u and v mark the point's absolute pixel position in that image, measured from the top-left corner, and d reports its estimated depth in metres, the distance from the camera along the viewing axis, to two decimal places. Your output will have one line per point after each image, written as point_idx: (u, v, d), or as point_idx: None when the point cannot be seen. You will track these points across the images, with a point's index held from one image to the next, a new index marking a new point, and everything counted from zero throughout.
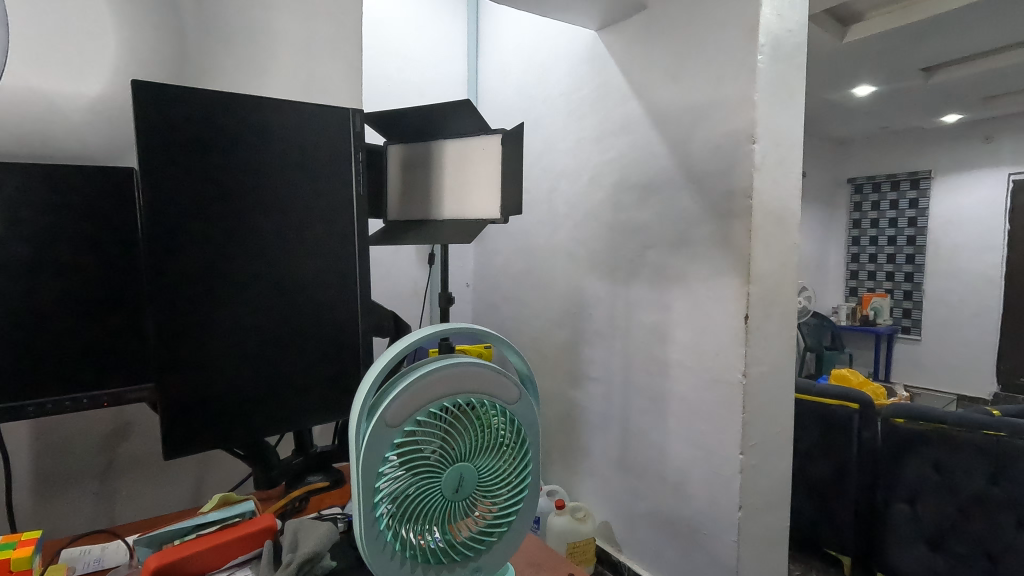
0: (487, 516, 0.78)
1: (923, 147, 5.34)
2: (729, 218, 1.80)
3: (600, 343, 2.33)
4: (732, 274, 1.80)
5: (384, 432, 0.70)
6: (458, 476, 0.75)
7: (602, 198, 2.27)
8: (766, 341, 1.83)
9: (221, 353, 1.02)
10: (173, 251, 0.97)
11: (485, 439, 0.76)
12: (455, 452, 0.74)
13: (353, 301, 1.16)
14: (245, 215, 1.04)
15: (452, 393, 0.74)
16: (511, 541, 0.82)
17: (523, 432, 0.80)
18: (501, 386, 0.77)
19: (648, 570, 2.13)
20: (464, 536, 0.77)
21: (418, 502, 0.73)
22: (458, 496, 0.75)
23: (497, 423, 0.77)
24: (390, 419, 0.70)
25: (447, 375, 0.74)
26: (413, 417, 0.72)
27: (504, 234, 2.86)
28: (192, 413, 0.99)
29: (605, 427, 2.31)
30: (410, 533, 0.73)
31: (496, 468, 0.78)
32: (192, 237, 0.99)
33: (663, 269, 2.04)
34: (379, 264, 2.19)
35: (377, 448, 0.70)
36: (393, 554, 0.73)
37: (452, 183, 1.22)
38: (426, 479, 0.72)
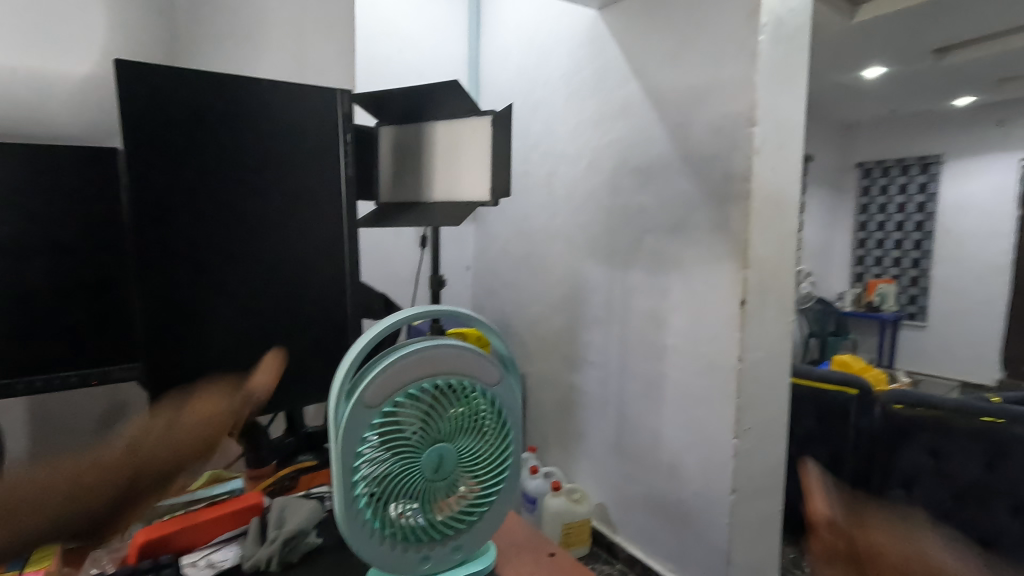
0: (467, 496, 0.79)
1: (933, 131, 5.25)
2: (727, 203, 1.79)
3: (597, 327, 2.32)
4: (729, 259, 1.79)
5: (363, 412, 0.71)
6: (438, 457, 0.75)
7: (601, 182, 2.25)
8: (763, 326, 1.82)
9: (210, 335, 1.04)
10: (160, 233, 0.98)
11: (466, 420, 0.77)
12: (435, 433, 0.75)
13: (343, 284, 1.16)
14: (232, 198, 1.05)
15: (433, 374, 0.74)
16: (493, 520, 0.83)
17: (504, 414, 0.81)
18: (482, 368, 0.78)
19: (642, 551, 2.15)
20: (445, 516, 0.78)
21: (397, 482, 0.74)
22: (438, 476, 0.76)
23: (477, 404, 0.78)
24: (369, 400, 0.71)
25: (427, 357, 0.74)
26: (392, 398, 0.73)
27: (503, 218, 2.85)
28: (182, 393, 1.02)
29: (602, 411, 2.32)
30: (389, 512, 0.74)
31: (477, 449, 0.78)
32: (181, 220, 1.00)
33: (661, 253, 2.03)
34: (376, 247, 2.18)
35: (356, 428, 0.71)
36: (373, 532, 0.73)
37: (443, 165, 1.21)
38: (405, 459, 0.73)
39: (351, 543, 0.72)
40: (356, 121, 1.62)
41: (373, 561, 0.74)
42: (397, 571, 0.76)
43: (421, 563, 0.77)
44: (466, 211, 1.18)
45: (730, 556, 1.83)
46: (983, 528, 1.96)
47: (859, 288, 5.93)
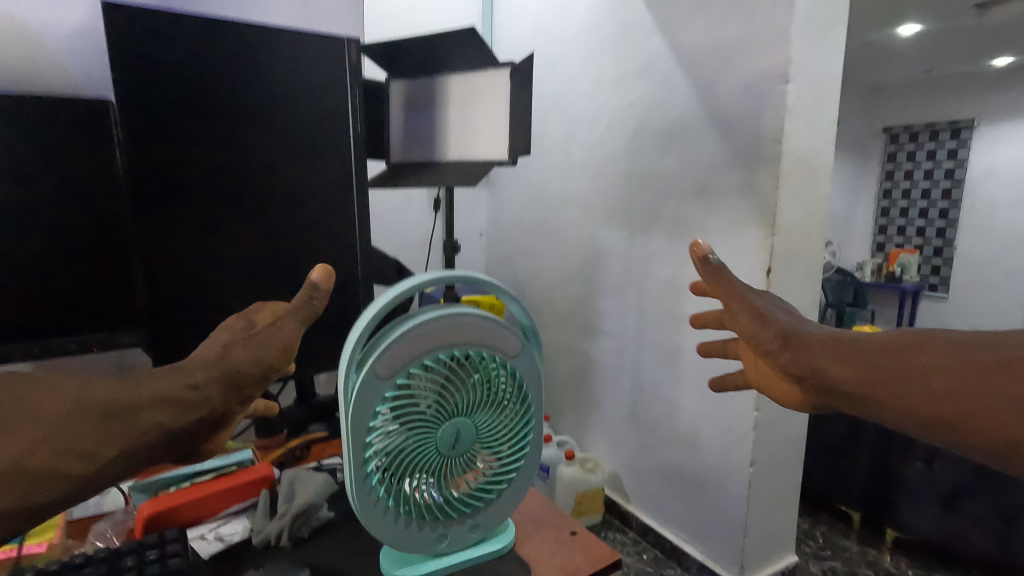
0: (485, 473, 0.75)
1: (968, 93, 5.00)
2: (756, 166, 1.69)
3: (614, 295, 2.26)
4: (756, 225, 1.71)
5: (375, 384, 0.66)
6: (455, 432, 0.71)
7: (620, 144, 2.16)
8: (789, 296, 1.75)
9: (214, 301, 1.00)
10: (158, 195, 0.94)
11: (484, 393, 0.72)
12: (452, 407, 0.70)
13: (353, 249, 1.11)
14: (233, 155, 0.99)
15: (449, 345, 0.69)
16: (511, 498, 0.79)
17: (525, 387, 0.76)
18: (502, 338, 0.73)
19: (655, 521, 2.14)
20: (462, 493, 0.74)
21: (412, 458, 0.69)
22: (455, 452, 0.72)
23: (496, 376, 0.73)
24: (381, 371, 0.66)
25: (444, 326, 0.69)
26: (406, 369, 0.68)
27: (516, 183, 2.77)
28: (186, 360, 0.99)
29: (617, 381, 2.28)
30: (404, 488, 0.70)
31: (496, 423, 0.74)
32: (179, 179, 0.95)
33: (682, 220, 1.95)
34: (387, 212, 2.12)
35: (368, 401, 0.67)
36: (387, 510, 0.70)
37: (457, 122, 1.13)
38: (420, 434, 0.69)
39: (364, 522, 0.69)
40: (364, 77, 1.54)
41: (386, 538, 0.71)
42: (411, 550, 0.72)
43: (436, 542, 0.74)
44: (483, 172, 1.11)
45: (747, 528, 1.81)
46: (1007, 504, 1.92)
47: (880, 258, 5.78)
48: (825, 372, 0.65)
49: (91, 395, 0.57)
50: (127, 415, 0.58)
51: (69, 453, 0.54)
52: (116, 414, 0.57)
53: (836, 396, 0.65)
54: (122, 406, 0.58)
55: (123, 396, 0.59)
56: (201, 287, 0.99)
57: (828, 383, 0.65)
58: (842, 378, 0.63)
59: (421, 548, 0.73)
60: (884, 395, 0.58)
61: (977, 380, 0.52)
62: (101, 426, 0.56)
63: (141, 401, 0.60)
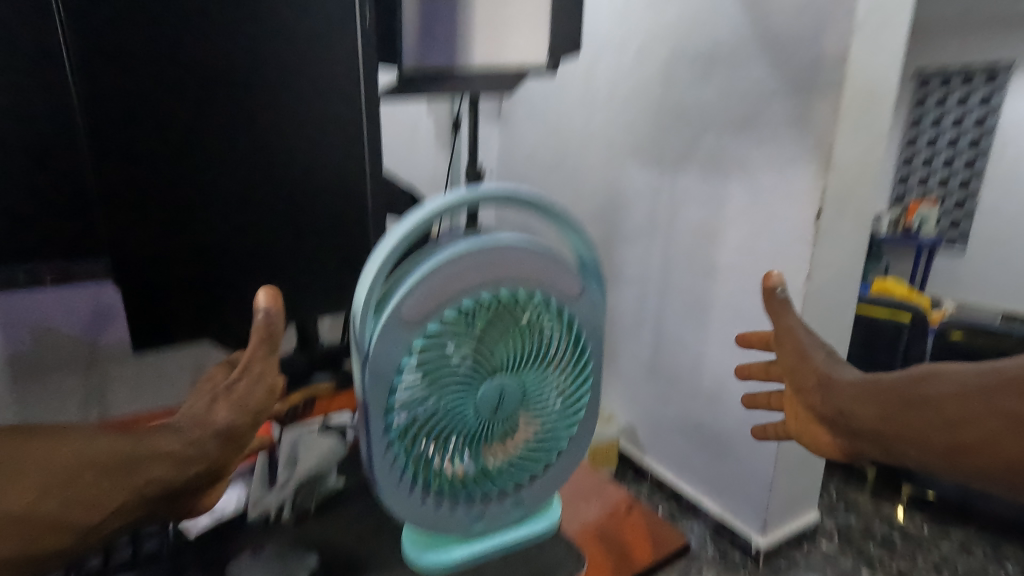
0: (529, 440, 0.63)
1: (1011, 32, 4.64)
2: (812, 95, 1.49)
3: (637, 241, 2.10)
4: (807, 162, 1.53)
5: (400, 330, 0.53)
6: (496, 392, 0.58)
7: (651, 72, 1.94)
8: (837, 242, 1.59)
9: (192, 242, 0.85)
10: (116, 112, 0.77)
11: (532, 345, 0.59)
12: (494, 361, 0.57)
13: (363, 173, 0.95)
14: (206, 64, 0.81)
15: (493, 284, 0.56)
16: (558, 469, 0.68)
17: (580, 337, 0.63)
18: (555, 277, 0.59)
19: (672, 475, 2.07)
20: (501, 463, 0.62)
21: (445, 423, 0.57)
22: (496, 418, 0.59)
23: (547, 324, 0.60)
24: (408, 315, 0.53)
25: (487, 258, 0.55)
26: (439, 313, 0.54)
27: (530, 117, 2.54)
28: (160, 308, 0.86)
29: (637, 331, 2.16)
30: (434, 459, 0.58)
31: (543, 381, 0.62)
32: (142, 94, 0.78)
33: (720, 157, 1.76)
34: (393, 148, 1.91)
35: (391, 353, 0.53)
36: (411, 483, 0.58)
37: (487, 18, 0.98)
38: (455, 395, 0.56)
39: (385, 497, 0.57)
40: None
41: (409, 517, 0.59)
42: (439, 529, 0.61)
43: (468, 520, 0.63)
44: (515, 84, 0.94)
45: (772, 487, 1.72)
46: None
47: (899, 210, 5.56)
48: (857, 416, 0.61)
49: (95, 447, 0.50)
50: (133, 473, 0.52)
51: (74, 507, 0.48)
52: (122, 474, 0.51)
53: (862, 444, 0.61)
54: (126, 460, 0.51)
55: (126, 448, 0.52)
56: (177, 228, 0.84)
57: (861, 432, 0.61)
58: (869, 424, 0.60)
59: (451, 527, 0.62)
60: (911, 442, 0.55)
61: (986, 423, 0.50)
62: (104, 486, 0.50)
63: (142, 457, 0.53)
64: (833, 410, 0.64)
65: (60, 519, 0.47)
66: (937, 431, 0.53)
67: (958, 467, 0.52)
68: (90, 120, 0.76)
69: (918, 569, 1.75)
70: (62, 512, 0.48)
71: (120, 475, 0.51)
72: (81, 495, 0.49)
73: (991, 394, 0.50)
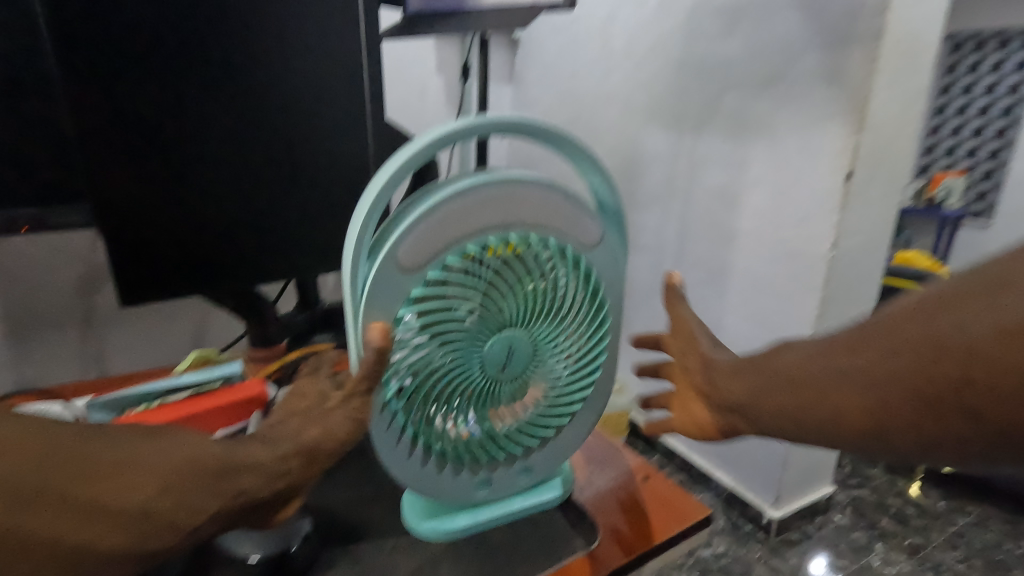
0: (538, 398, 0.63)
1: None
2: (848, 47, 1.39)
3: (652, 206, 2.02)
4: (838, 120, 1.43)
5: (401, 278, 0.51)
6: (504, 347, 0.58)
7: (673, 23, 1.82)
8: (866, 206, 1.51)
9: (189, 204, 0.82)
10: (94, 73, 0.73)
11: (541, 297, 0.58)
12: (501, 314, 0.56)
13: (366, 123, 0.90)
14: (183, 14, 0.76)
15: (502, 228, 0.54)
16: (569, 436, 0.68)
17: (596, 288, 0.61)
18: (570, 221, 0.58)
19: (683, 446, 2.03)
20: (507, 421, 0.62)
21: (449, 379, 0.56)
22: (505, 376, 0.59)
23: (558, 276, 0.58)
24: (404, 260, 0.51)
25: (490, 198, 0.53)
26: (440, 260, 0.53)
27: (542, 77, 2.43)
28: (159, 274, 0.83)
29: (650, 300, 2.10)
30: (438, 417, 0.58)
31: (553, 336, 0.60)
32: (119, 49, 0.74)
33: (743, 116, 1.66)
34: (401, 108, 1.81)
35: (389, 304, 0.52)
36: (416, 449, 0.59)
37: None
38: (461, 354, 0.56)
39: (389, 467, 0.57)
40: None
41: (413, 485, 0.60)
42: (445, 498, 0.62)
43: (475, 488, 0.64)
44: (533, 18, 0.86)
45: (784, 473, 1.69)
46: None
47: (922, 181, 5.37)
48: (729, 395, 0.65)
49: (201, 454, 0.55)
50: (211, 486, 0.53)
51: (180, 510, 0.52)
52: (199, 489, 0.53)
53: (760, 426, 0.61)
54: (224, 469, 0.55)
55: (227, 457, 0.55)
56: (171, 190, 0.81)
57: (755, 417, 0.61)
58: (771, 407, 0.60)
59: (456, 496, 0.63)
60: (811, 420, 0.56)
61: (875, 383, 0.51)
62: (184, 495, 0.52)
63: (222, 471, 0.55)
64: (731, 401, 0.65)
65: (143, 525, 0.50)
66: (837, 399, 0.53)
67: (865, 436, 0.51)
68: (68, 81, 0.72)
69: (932, 545, 1.73)
70: (144, 517, 0.50)
71: (196, 489, 0.53)
72: (163, 503, 0.51)
73: (860, 354, 0.53)
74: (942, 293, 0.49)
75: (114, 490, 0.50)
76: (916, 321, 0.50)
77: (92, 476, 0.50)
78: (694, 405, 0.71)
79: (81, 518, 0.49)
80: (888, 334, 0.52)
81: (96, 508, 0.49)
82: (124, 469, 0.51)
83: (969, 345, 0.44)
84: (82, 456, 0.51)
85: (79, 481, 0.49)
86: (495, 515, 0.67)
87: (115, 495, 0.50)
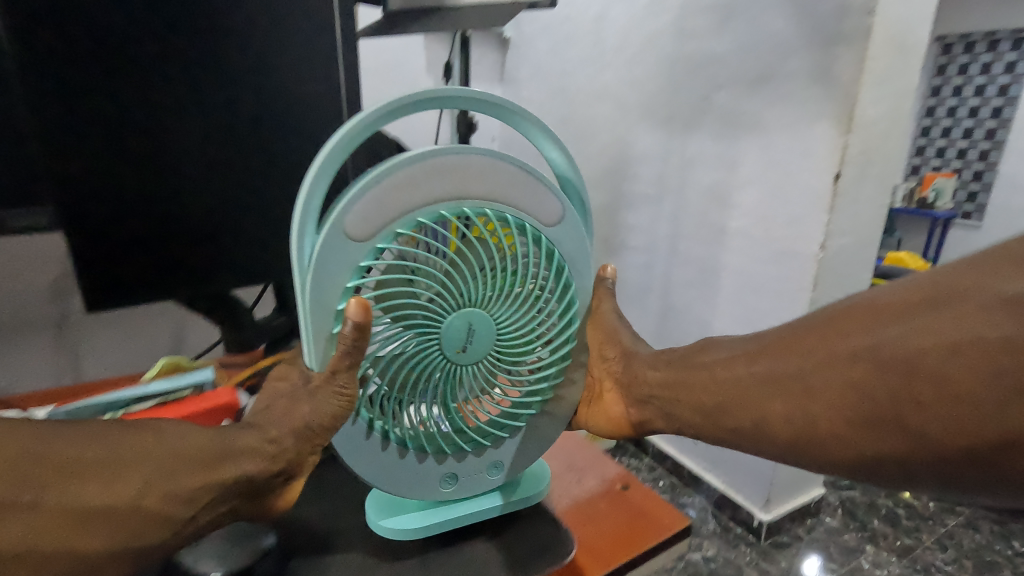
0: (503, 374, 0.73)
1: None
2: (837, 46, 1.38)
3: (644, 206, 2.01)
4: (827, 120, 1.42)
5: (347, 246, 0.59)
6: (464, 327, 0.67)
7: (663, 22, 1.81)
8: (856, 206, 1.50)
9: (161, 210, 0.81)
10: (60, 79, 0.71)
11: (498, 281, 0.68)
12: (459, 297, 0.66)
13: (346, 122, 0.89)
14: (152, 9, 0.75)
15: (455, 201, 0.63)
16: (542, 430, 0.77)
17: (559, 262, 0.72)
18: (527, 194, 0.67)
19: (673, 448, 2.02)
20: (469, 399, 0.72)
21: (415, 356, 0.67)
22: (467, 361, 0.68)
23: (518, 254, 0.69)
24: (351, 230, 0.59)
25: (433, 169, 0.62)
26: (389, 232, 0.61)
27: (534, 75, 2.41)
28: (132, 280, 0.82)
29: (642, 300, 2.09)
30: (406, 393, 0.68)
31: (512, 319, 0.70)
32: (82, 56, 0.72)
33: (734, 116, 1.65)
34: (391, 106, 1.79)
35: (337, 275, 0.60)
36: (381, 438, 0.69)
37: None
38: (422, 338, 0.66)
39: (355, 459, 0.67)
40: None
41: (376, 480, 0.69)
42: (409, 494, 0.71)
43: (443, 482, 0.73)
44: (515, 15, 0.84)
45: (775, 479, 1.68)
46: None
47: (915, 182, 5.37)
48: (645, 382, 0.83)
49: (188, 445, 0.61)
50: (204, 474, 0.60)
51: (175, 501, 0.58)
52: (184, 481, 0.59)
53: (707, 423, 0.76)
54: (215, 456, 0.62)
55: (214, 447, 0.62)
56: (142, 199, 0.80)
57: (671, 411, 0.81)
58: (713, 408, 0.75)
59: (418, 495, 0.72)
60: (751, 425, 0.71)
61: (818, 396, 0.64)
62: (169, 487, 0.58)
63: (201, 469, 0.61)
64: (652, 397, 0.82)
65: (126, 521, 0.55)
66: (783, 406, 0.67)
67: (813, 438, 0.65)
68: (34, 83, 0.70)
69: (922, 547, 1.72)
70: (129, 512, 0.55)
71: (178, 480, 0.59)
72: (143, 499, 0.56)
73: (799, 363, 0.68)
74: (852, 315, 0.66)
75: (99, 489, 0.54)
76: (849, 335, 0.64)
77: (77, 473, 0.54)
78: (606, 399, 0.87)
79: (72, 518, 0.53)
80: (824, 343, 0.66)
81: (83, 508, 0.53)
82: (103, 462, 0.56)
83: (903, 360, 0.57)
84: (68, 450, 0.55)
85: (68, 485, 0.53)
86: (458, 515, 0.74)
87: (107, 496, 0.54)
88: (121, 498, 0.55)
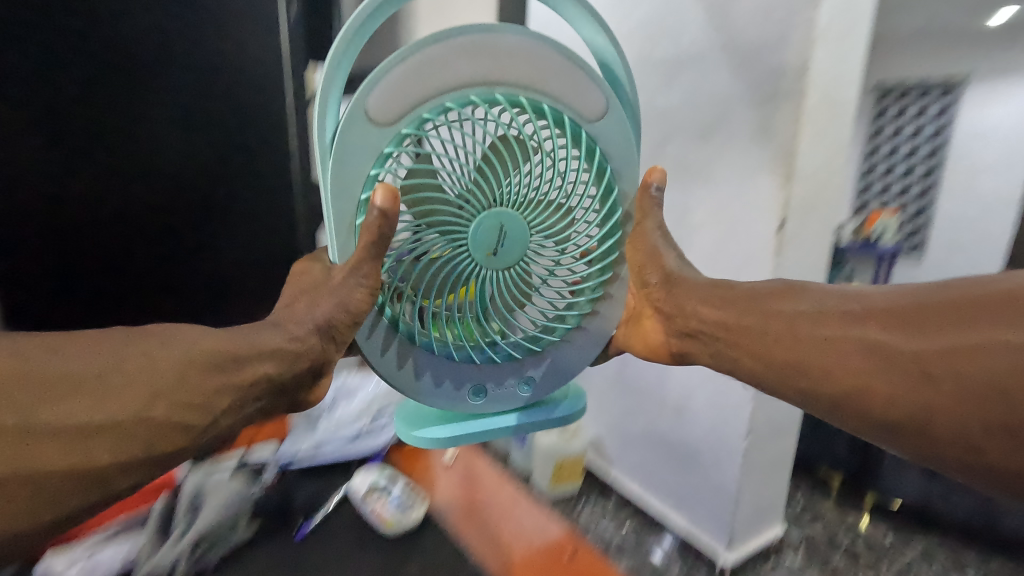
0: (532, 276, 0.87)
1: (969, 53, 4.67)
2: (775, 101, 1.47)
3: None
4: (769, 171, 1.51)
5: (370, 128, 0.71)
6: (495, 231, 0.81)
7: None
8: (800, 251, 1.57)
9: (135, 236, 0.95)
10: (51, 126, 0.85)
11: (523, 176, 0.81)
12: (488, 191, 0.79)
13: None
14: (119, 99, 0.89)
15: (486, 86, 0.74)
16: (576, 341, 0.92)
17: (597, 150, 0.82)
18: (565, 83, 0.77)
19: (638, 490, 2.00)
20: (495, 307, 0.86)
21: (449, 265, 0.81)
22: (500, 254, 0.82)
23: (546, 146, 0.79)
24: (373, 112, 0.71)
25: (465, 51, 0.72)
26: (418, 117, 0.73)
27: None
28: (115, 296, 0.96)
29: None
30: (437, 305, 0.84)
31: (541, 219, 0.83)
32: (65, 113, 0.86)
33: (686, 164, 1.72)
34: None
35: (360, 164, 0.73)
36: (420, 342, 0.84)
37: None
38: (454, 225, 0.79)
39: (399, 354, 0.82)
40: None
41: (417, 381, 0.84)
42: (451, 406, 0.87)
43: (487, 395, 0.88)
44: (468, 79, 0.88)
45: (739, 500, 1.69)
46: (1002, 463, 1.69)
47: None
48: (700, 314, 0.93)
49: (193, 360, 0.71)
50: (219, 379, 0.72)
51: (185, 411, 0.67)
52: (173, 418, 0.66)
53: (778, 379, 0.81)
54: (216, 366, 0.72)
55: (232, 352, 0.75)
56: (117, 228, 0.93)
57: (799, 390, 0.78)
58: (745, 345, 0.86)
59: (463, 403, 0.87)
60: (866, 415, 0.71)
61: (897, 370, 0.68)
62: (180, 395, 0.67)
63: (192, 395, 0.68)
64: (676, 314, 0.97)
65: (124, 453, 0.62)
66: (885, 387, 0.69)
67: (920, 427, 0.66)
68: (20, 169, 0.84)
69: None
70: (128, 442, 0.62)
71: (169, 415, 0.65)
72: (141, 428, 0.63)
73: (912, 344, 0.68)
74: (931, 305, 0.69)
75: (94, 427, 0.60)
76: (931, 334, 0.67)
77: (82, 404, 0.60)
78: (647, 321, 1.03)
79: (79, 452, 0.59)
80: (911, 328, 0.69)
81: (84, 440, 0.59)
82: (112, 380, 0.63)
83: (951, 371, 0.63)
84: (64, 384, 0.60)
85: (69, 423, 0.58)
86: (495, 423, 0.89)
87: (108, 429, 0.61)
88: (119, 430, 0.61)
